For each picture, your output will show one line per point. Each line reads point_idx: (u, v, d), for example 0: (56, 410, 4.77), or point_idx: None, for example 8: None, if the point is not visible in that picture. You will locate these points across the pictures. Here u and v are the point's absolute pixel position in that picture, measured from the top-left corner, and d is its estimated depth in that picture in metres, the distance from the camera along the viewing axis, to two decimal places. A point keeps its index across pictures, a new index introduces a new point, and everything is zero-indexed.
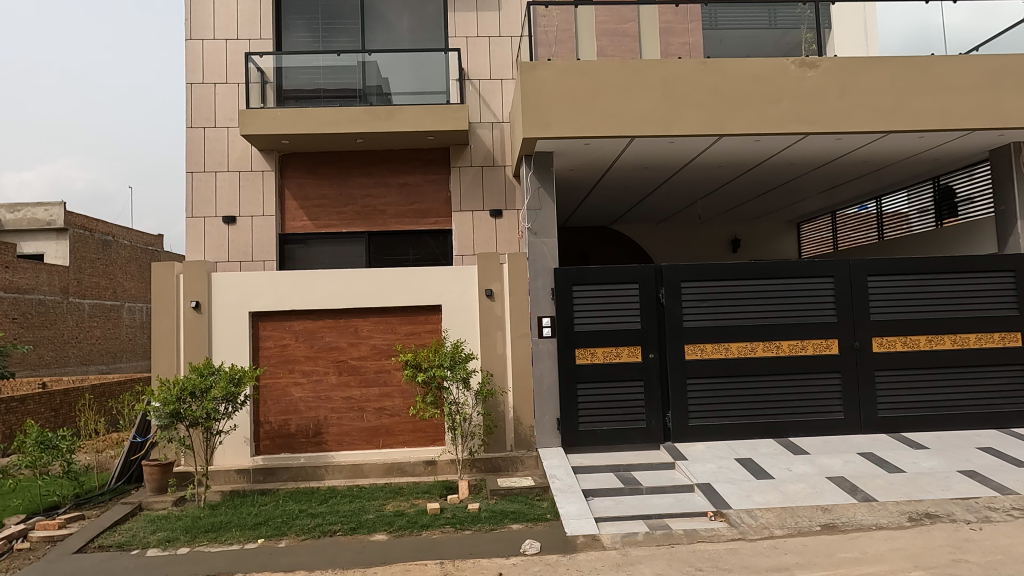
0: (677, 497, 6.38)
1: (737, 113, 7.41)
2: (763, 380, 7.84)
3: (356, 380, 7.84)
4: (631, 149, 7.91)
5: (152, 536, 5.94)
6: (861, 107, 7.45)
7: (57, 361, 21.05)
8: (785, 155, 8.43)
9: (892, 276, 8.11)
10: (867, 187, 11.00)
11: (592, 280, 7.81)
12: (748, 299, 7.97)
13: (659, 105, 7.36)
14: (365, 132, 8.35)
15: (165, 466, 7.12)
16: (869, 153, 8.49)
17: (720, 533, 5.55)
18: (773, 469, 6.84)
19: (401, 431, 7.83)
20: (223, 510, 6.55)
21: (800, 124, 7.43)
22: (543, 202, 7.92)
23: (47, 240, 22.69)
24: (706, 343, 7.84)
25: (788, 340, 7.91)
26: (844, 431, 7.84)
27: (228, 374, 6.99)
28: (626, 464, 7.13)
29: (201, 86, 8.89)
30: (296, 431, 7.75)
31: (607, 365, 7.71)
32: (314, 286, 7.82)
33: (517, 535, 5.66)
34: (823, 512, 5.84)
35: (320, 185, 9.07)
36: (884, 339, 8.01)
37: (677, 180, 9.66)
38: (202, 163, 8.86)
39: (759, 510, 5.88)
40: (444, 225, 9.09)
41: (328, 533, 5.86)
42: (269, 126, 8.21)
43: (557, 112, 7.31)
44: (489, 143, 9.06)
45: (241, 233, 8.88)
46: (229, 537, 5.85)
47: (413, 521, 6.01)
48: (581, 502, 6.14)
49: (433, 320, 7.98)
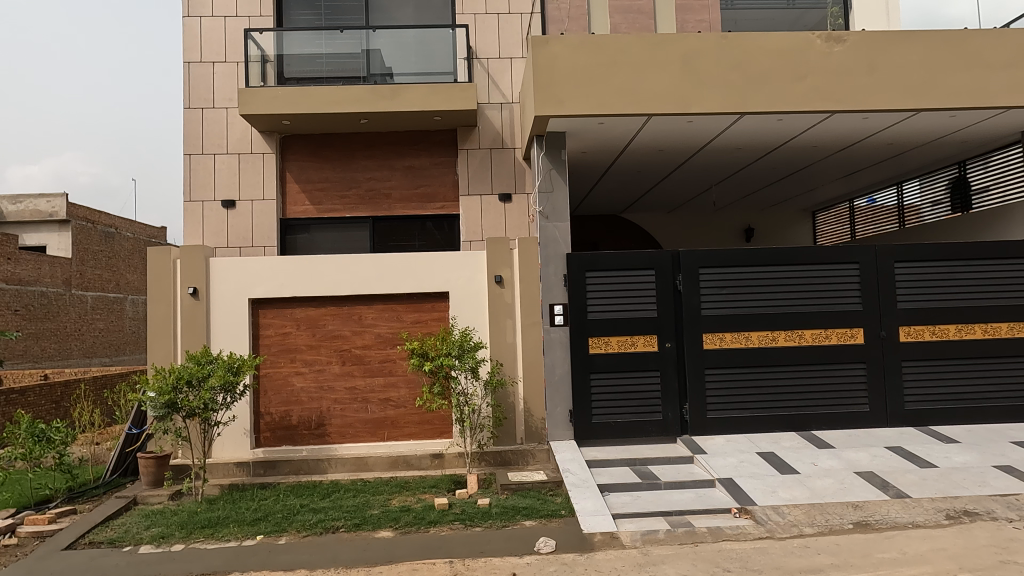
0: (697, 493, 6.06)
1: (761, 90, 7.03)
2: (784, 371, 7.51)
3: (359, 369, 7.53)
4: (647, 129, 7.53)
5: (146, 532, 5.64)
6: (890, 83, 7.08)
7: (60, 353, 20.82)
8: (807, 136, 8.05)
9: (920, 262, 7.76)
10: (889, 172, 10.61)
11: (605, 266, 7.48)
12: (769, 286, 7.61)
13: (677, 82, 7.00)
14: (369, 112, 8.01)
15: (160, 459, 6.82)
16: (895, 135, 8.12)
17: (746, 532, 5.21)
18: (797, 464, 6.51)
19: (406, 423, 7.53)
20: (221, 505, 6.25)
21: (827, 102, 7.06)
22: (554, 185, 7.59)
23: (49, 233, 22.39)
24: (724, 332, 7.50)
25: (811, 329, 7.57)
26: (869, 424, 7.51)
27: (227, 362, 6.69)
28: (642, 459, 6.80)
29: (199, 66, 8.56)
30: (297, 423, 7.45)
31: (621, 355, 7.39)
32: (316, 272, 7.50)
33: (530, 533, 5.33)
34: (854, 509, 5.50)
35: (323, 168, 8.74)
36: (911, 329, 7.66)
37: (693, 164, 9.30)
38: (200, 145, 8.55)
39: (786, 507, 5.55)
40: (451, 210, 8.76)
41: (331, 530, 5.56)
42: (270, 105, 7.88)
43: (570, 88, 6.94)
44: (498, 125, 8.71)
45: (240, 218, 8.57)
46: (227, 533, 5.55)
47: (420, 517, 5.69)
48: (596, 498, 5.83)
49: (439, 308, 7.65)
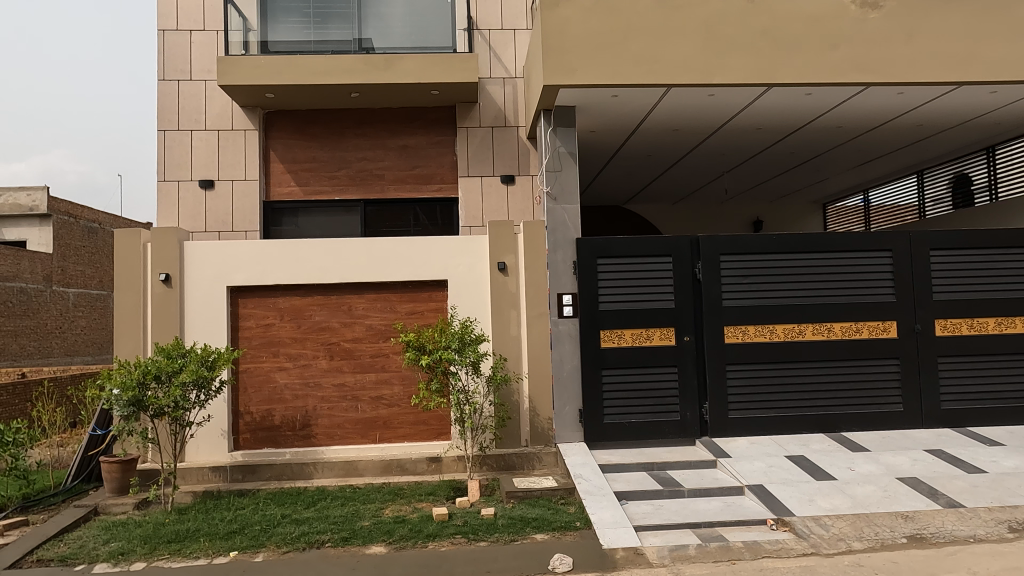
0: (725, 502, 5.45)
1: (790, 59, 6.43)
2: (811, 367, 6.92)
3: (349, 364, 6.87)
4: (665, 103, 6.91)
5: (103, 549, 4.94)
6: (930, 53, 6.50)
7: (40, 352, 19.97)
8: (835, 114, 7.46)
9: (957, 251, 7.19)
10: (910, 160, 10.03)
11: (618, 252, 6.85)
12: (797, 275, 7.01)
13: (700, 50, 6.38)
14: (361, 84, 7.35)
15: (126, 463, 6.12)
16: (928, 114, 7.55)
17: (787, 547, 4.60)
18: (832, 469, 5.90)
19: (401, 423, 6.88)
20: (191, 515, 5.56)
21: (862, 73, 6.47)
22: (563, 163, 6.96)
23: (29, 227, 21.27)
24: (747, 325, 6.89)
25: (841, 322, 6.97)
26: (903, 425, 6.93)
27: (201, 356, 6.00)
28: (660, 463, 6.18)
29: (174, 34, 7.86)
30: (279, 423, 6.79)
31: (635, 349, 6.76)
32: (301, 257, 6.82)
33: (543, 549, 4.69)
34: (906, 521, 4.91)
35: (309, 147, 8.07)
36: (948, 322, 7.09)
37: (707, 148, 8.70)
38: (176, 121, 7.86)
39: (828, 518, 4.95)
40: (449, 192, 8.12)
41: (316, 545, 4.89)
42: (252, 75, 7.20)
43: (583, 55, 6.31)
44: (500, 101, 8.08)
45: (219, 200, 7.88)
46: (195, 550, 4.85)
47: (417, 530, 5.03)
48: (615, 508, 5.20)
49: (437, 298, 7.00)
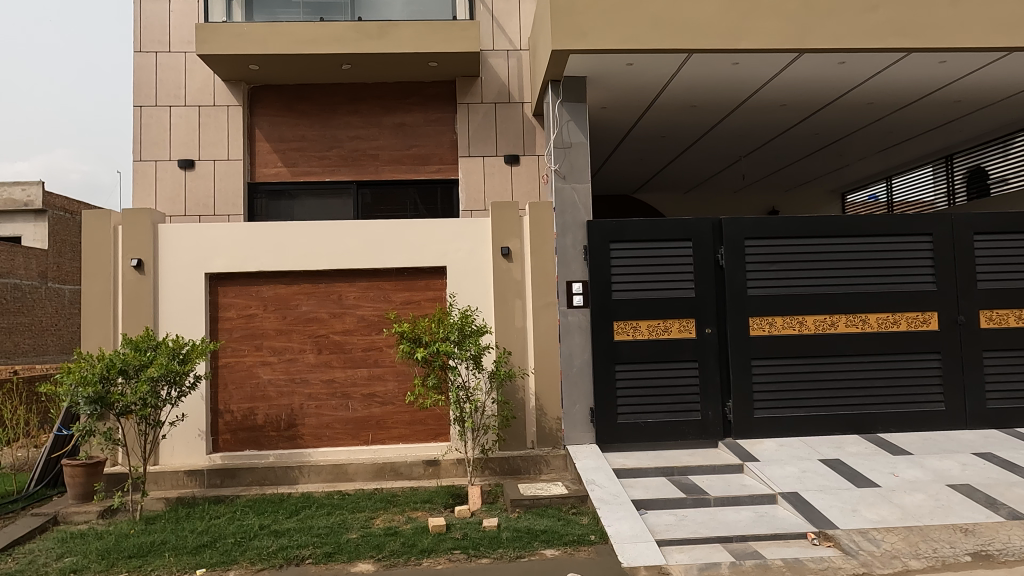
0: (757, 512, 4.85)
1: (825, 20, 5.82)
2: (843, 363, 6.32)
3: (339, 359, 6.29)
4: (685, 73, 6.32)
5: (55, 565, 4.37)
6: (978, 15, 5.90)
7: (34, 350, 19.38)
8: (867, 87, 6.87)
9: (1004, 236, 6.59)
10: (940, 143, 9.39)
11: (634, 236, 6.26)
12: (828, 262, 6.41)
13: (725, 11, 5.79)
14: (352, 54, 6.76)
15: (91, 466, 5.56)
16: (968, 86, 6.95)
17: (834, 567, 4.01)
18: (873, 475, 5.30)
19: (395, 423, 6.29)
20: (160, 525, 4.98)
21: (904, 38, 5.86)
22: (572, 139, 6.36)
23: (24, 222, 20.52)
24: (774, 317, 6.29)
25: (876, 313, 6.37)
26: (945, 426, 6.33)
27: (172, 348, 5.42)
28: (681, 468, 5.58)
29: (151, 2, 7.28)
30: (263, 422, 6.21)
31: (652, 343, 6.16)
32: (287, 240, 6.24)
33: (552, 568, 4.10)
34: (967, 536, 4.31)
35: (298, 125, 7.49)
36: (993, 314, 6.49)
37: (726, 128, 8.11)
38: (153, 96, 7.29)
39: (878, 533, 4.35)
40: (449, 174, 7.53)
41: (295, 561, 4.30)
42: (233, 44, 6.62)
43: (595, 17, 5.71)
44: (504, 75, 7.50)
45: (201, 181, 7.31)
46: (157, 567, 4.27)
47: (410, 544, 4.44)
48: (633, 520, 4.61)
49: (435, 286, 6.41)
